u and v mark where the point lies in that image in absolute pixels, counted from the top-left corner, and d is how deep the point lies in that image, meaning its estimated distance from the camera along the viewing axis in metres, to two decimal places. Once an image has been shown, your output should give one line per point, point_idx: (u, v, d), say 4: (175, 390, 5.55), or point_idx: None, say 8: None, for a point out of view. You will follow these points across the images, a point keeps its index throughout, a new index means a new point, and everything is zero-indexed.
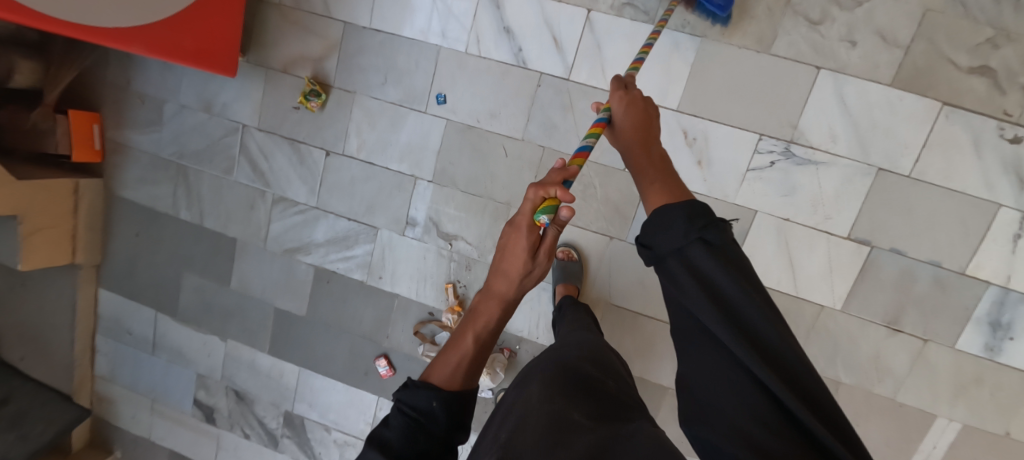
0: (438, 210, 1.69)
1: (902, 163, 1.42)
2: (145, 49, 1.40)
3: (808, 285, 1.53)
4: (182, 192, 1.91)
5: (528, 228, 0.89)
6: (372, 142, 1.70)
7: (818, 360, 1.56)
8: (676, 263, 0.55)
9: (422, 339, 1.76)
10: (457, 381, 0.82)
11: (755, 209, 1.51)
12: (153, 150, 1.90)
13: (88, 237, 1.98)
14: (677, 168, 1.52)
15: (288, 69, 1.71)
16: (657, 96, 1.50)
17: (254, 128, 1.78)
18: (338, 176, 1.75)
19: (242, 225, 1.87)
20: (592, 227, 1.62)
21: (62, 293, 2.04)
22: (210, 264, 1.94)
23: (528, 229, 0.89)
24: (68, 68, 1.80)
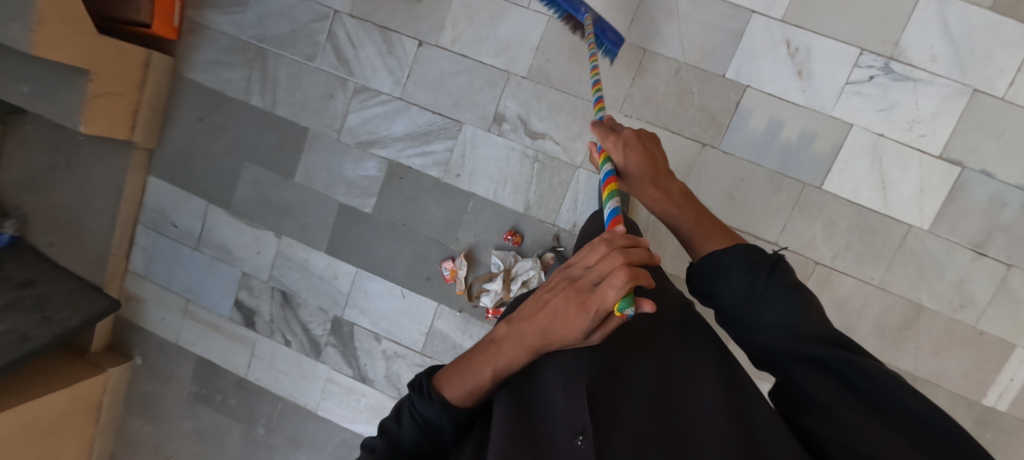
0: (528, 108, 1.68)
1: (998, 86, 1.47)
2: None
3: (897, 204, 1.54)
4: (256, 76, 1.85)
5: (596, 316, 0.63)
6: (467, 36, 1.69)
7: (901, 283, 1.57)
8: (761, 290, 0.73)
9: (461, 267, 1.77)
10: (465, 408, 0.72)
11: (852, 123, 1.53)
12: (232, 33, 1.85)
13: (148, 117, 1.90)
14: (777, 78, 1.55)
15: None
16: (764, 5, 1.53)
17: (345, 15, 1.76)
18: (427, 68, 1.73)
19: (316, 114, 1.82)
20: (686, 133, 1.60)
21: (108, 175, 1.93)
22: (275, 153, 1.88)
23: (594, 316, 0.63)
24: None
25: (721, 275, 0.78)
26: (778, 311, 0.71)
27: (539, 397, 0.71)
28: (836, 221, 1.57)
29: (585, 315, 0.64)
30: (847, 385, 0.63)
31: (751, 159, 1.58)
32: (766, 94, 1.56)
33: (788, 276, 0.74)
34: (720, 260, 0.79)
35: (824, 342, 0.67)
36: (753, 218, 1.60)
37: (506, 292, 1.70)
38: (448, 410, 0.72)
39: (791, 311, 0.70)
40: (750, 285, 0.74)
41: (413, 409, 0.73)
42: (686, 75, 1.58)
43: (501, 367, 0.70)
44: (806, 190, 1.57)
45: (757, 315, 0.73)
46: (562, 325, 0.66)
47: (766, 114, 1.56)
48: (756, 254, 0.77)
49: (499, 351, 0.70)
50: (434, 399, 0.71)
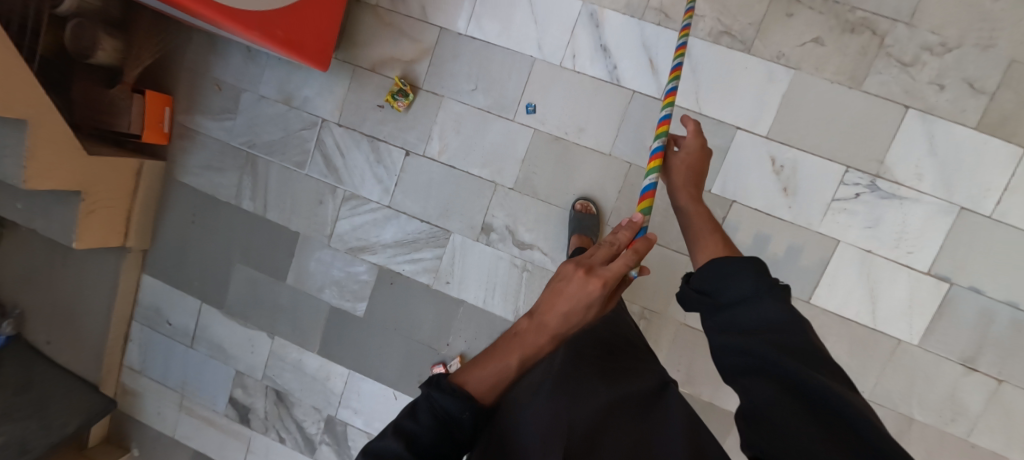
0: (516, 218, 1.68)
1: (985, 204, 1.46)
2: (263, 36, 1.35)
3: (886, 318, 1.53)
4: (247, 181, 1.86)
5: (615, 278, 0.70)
6: (455, 146, 1.70)
7: (892, 396, 1.56)
8: (756, 291, 0.67)
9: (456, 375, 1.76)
10: (488, 403, 0.62)
11: (838, 238, 1.53)
12: (223, 138, 1.86)
13: (141, 221, 1.91)
14: (762, 193, 1.55)
15: (377, 68, 1.72)
16: (747, 122, 1.54)
17: (333, 124, 1.77)
18: (416, 177, 1.74)
19: (306, 219, 1.83)
20: (673, 246, 1.62)
21: (104, 275, 1.94)
22: (266, 255, 1.88)
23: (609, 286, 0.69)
24: (142, 58, 1.80)
25: (727, 274, 0.72)
26: (767, 315, 0.64)
27: (528, 433, 0.62)
28: (825, 335, 1.56)
29: (604, 283, 0.69)
30: (799, 384, 0.53)
31: None
32: (752, 209, 1.56)
33: (783, 294, 0.67)
34: (725, 262, 0.74)
35: (826, 370, 0.57)
36: None
37: None
38: (471, 404, 0.60)
39: (778, 322, 0.63)
40: (755, 284, 0.68)
41: (431, 400, 0.60)
42: None
43: (529, 355, 0.66)
44: (794, 304, 1.57)
45: (743, 318, 0.66)
46: (581, 291, 0.68)
47: (753, 229, 1.56)
48: (764, 268, 0.70)
49: (522, 338, 0.67)
50: (455, 390, 0.60)
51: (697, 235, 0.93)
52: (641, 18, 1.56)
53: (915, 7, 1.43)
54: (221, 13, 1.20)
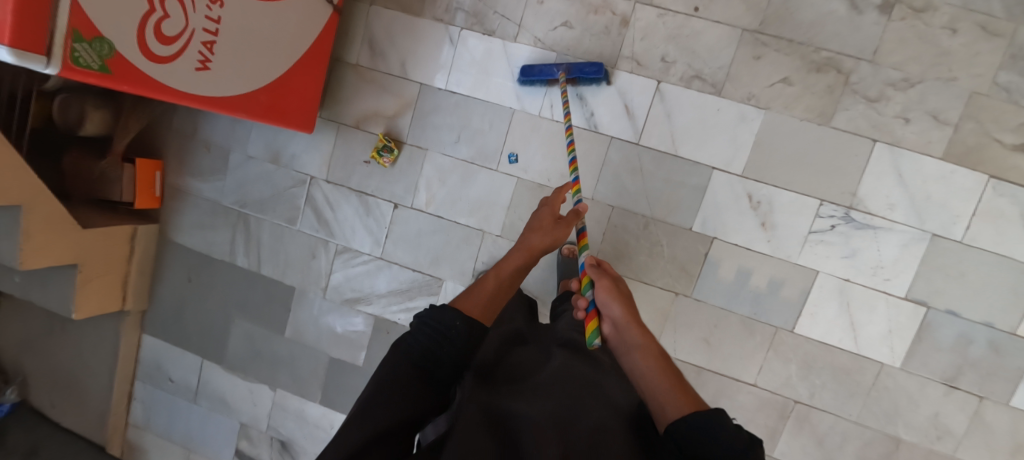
0: None
1: (955, 230, 1.52)
2: (248, 114, 1.40)
3: (868, 344, 1.58)
4: (240, 239, 1.89)
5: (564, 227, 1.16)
6: (442, 197, 1.73)
7: (878, 417, 1.61)
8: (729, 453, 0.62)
9: None
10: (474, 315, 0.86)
11: (817, 269, 1.58)
12: (214, 198, 1.89)
13: (138, 283, 1.93)
14: (742, 229, 1.59)
15: (361, 125, 1.75)
16: (723, 162, 1.58)
17: (322, 180, 1.80)
18: (405, 228, 1.77)
19: (301, 273, 1.86)
20: (659, 283, 1.65)
21: (104, 337, 1.98)
22: (263, 309, 1.91)
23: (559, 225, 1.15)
24: (137, 120, 1.76)
25: (694, 428, 0.65)
26: None
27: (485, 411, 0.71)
28: (810, 362, 1.61)
29: (553, 228, 1.14)
30: None
31: (725, 305, 1.63)
32: (733, 245, 1.60)
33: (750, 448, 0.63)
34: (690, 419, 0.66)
35: None
36: (729, 361, 1.64)
37: None
38: (459, 318, 0.78)
39: None
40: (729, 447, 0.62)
41: (431, 315, 0.79)
42: (655, 229, 1.63)
43: (499, 279, 0.97)
44: (779, 334, 1.62)
45: None
46: (538, 235, 1.12)
47: (735, 264, 1.61)
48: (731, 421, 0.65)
49: (502, 267, 1.01)
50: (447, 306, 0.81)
51: (629, 349, 0.88)
52: (615, 67, 1.60)
53: (878, 45, 1.48)
54: (205, 102, 1.25)
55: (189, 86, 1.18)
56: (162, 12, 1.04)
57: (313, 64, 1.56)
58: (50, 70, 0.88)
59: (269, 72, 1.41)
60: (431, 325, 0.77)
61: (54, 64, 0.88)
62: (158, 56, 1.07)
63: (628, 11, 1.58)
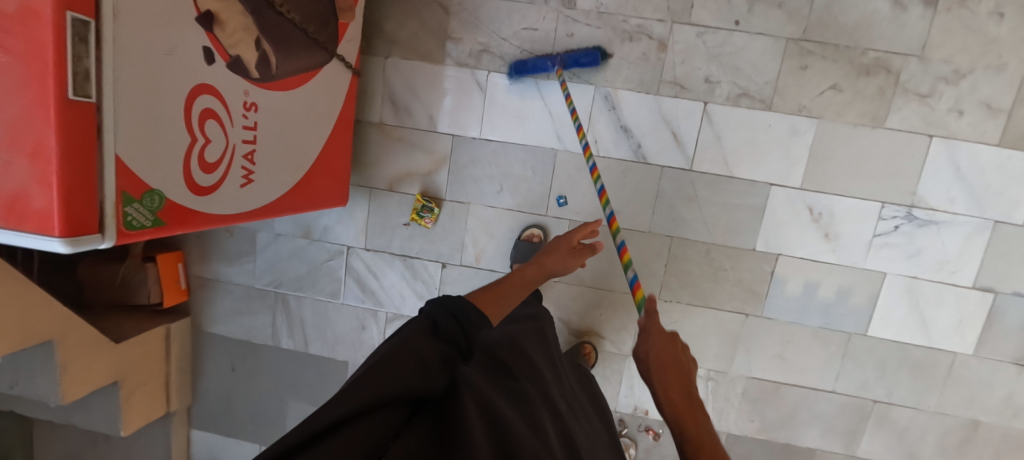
0: (567, 309, 1.66)
1: (1016, 215, 1.51)
2: (292, 210, 1.27)
3: (940, 337, 1.58)
4: (281, 320, 1.80)
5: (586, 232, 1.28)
6: (491, 250, 1.65)
7: (957, 406, 1.62)
8: None
9: None
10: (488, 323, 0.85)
11: (885, 271, 1.56)
12: (246, 281, 1.78)
13: (179, 381, 1.83)
14: (806, 242, 1.56)
15: (394, 186, 1.65)
16: (780, 177, 1.54)
17: (360, 249, 1.71)
18: (457, 286, 1.69)
19: (352, 346, 1.78)
20: (727, 307, 1.61)
21: (154, 441, 1.89)
22: (317, 387, 1.83)
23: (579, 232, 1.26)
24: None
25: None
26: None
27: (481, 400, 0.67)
28: (885, 363, 1.61)
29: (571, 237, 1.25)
30: None
31: (796, 320, 1.60)
32: (798, 259, 1.57)
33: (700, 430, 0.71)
34: None
35: None
36: (805, 372, 1.64)
37: None
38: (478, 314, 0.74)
39: None
40: None
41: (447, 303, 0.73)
42: (717, 254, 1.59)
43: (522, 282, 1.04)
44: (852, 340, 1.61)
45: None
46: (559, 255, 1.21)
47: (802, 278, 1.58)
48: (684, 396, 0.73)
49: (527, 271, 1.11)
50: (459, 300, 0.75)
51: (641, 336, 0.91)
52: (656, 93, 1.52)
53: (926, 40, 1.43)
54: (253, 214, 1.12)
55: (235, 204, 1.04)
56: (202, 138, 0.90)
57: (344, 135, 1.42)
58: (108, 244, 0.75)
59: (305, 161, 1.27)
60: (455, 311, 0.71)
61: (109, 237, 0.75)
62: (205, 186, 0.93)
63: (665, 33, 1.49)
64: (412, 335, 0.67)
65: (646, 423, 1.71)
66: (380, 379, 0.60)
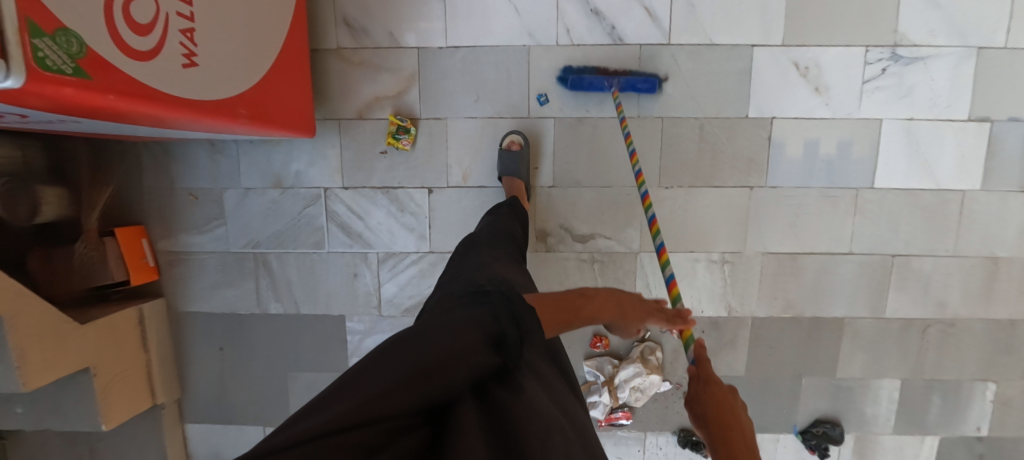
0: (568, 215, 1.58)
1: (998, 36, 1.48)
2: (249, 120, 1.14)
3: (947, 176, 1.55)
4: (265, 284, 1.65)
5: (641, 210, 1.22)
6: (478, 165, 1.56)
7: (973, 244, 1.59)
8: None
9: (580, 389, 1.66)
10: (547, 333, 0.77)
11: (880, 117, 1.52)
12: (220, 249, 1.63)
13: (163, 373, 1.66)
14: (797, 101, 1.51)
15: (364, 114, 1.54)
16: (760, 37, 1.49)
17: (338, 189, 1.59)
18: (449, 211, 1.59)
19: (346, 299, 1.65)
20: (731, 183, 1.55)
21: (145, 445, 1.70)
22: (317, 352, 1.69)
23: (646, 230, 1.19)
24: (105, 178, 1.58)
25: None
26: None
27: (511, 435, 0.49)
28: (898, 213, 1.57)
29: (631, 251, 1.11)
30: None
31: (801, 184, 1.55)
32: (793, 119, 1.52)
33: None
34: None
35: None
36: (821, 237, 1.58)
37: (615, 401, 1.62)
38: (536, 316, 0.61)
39: None
40: None
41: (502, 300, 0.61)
42: (711, 129, 1.53)
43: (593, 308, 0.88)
44: (861, 194, 1.56)
45: None
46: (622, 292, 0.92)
47: (800, 139, 1.53)
48: None
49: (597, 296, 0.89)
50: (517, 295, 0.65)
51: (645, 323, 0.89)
52: None
53: None
54: (204, 110, 0.98)
55: (185, 89, 0.92)
56: None
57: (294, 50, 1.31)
58: (13, 83, 0.61)
59: (256, 63, 1.14)
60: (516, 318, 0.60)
61: (15, 73, 0.60)
62: (145, 52, 0.81)
63: None
64: (467, 336, 0.52)
65: None
66: (409, 383, 0.46)
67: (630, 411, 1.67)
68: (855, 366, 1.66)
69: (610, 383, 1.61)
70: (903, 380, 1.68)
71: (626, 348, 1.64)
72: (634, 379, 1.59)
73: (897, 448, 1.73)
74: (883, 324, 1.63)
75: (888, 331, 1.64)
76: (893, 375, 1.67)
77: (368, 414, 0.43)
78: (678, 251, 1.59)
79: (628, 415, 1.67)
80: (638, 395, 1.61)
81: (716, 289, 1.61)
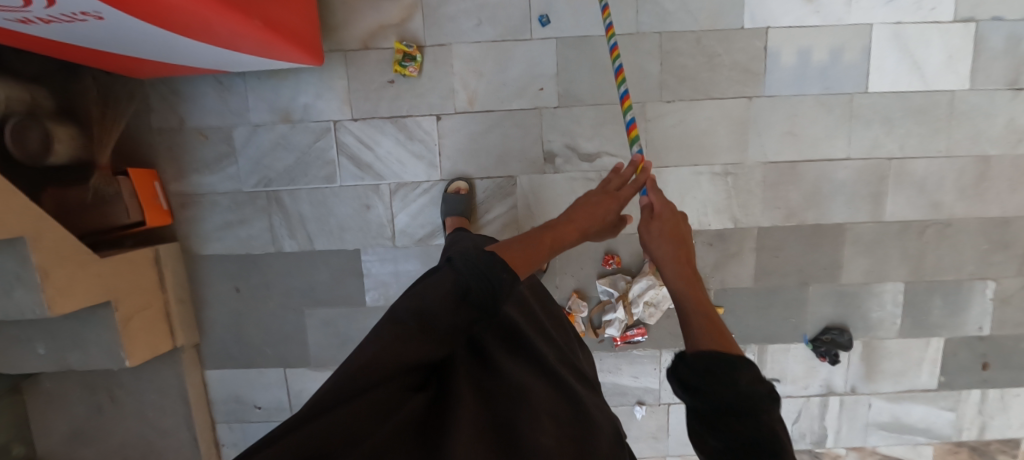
0: (574, 135, 1.61)
1: None
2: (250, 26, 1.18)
3: (935, 77, 1.60)
4: (278, 221, 1.66)
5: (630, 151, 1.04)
6: (484, 89, 1.59)
7: (965, 144, 1.64)
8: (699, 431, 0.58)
9: (595, 308, 1.70)
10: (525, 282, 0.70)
11: (869, 22, 1.57)
12: (232, 188, 1.65)
13: (180, 315, 1.67)
14: (789, 9, 1.55)
15: (369, 43, 1.56)
16: None
17: (347, 120, 1.61)
18: (456, 137, 1.61)
19: (359, 232, 1.66)
20: (730, 94, 1.59)
21: (166, 390, 1.71)
22: (333, 288, 1.70)
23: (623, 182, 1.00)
24: (113, 125, 1.61)
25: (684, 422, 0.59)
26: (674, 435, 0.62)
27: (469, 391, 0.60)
28: (891, 116, 1.62)
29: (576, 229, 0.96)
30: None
31: (796, 92, 1.60)
32: (786, 28, 1.56)
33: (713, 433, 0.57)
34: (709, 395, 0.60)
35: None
36: (819, 144, 1.63)
37: (630, 316, 1.66)
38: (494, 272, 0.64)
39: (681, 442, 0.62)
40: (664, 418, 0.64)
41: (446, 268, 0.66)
42: (708, 40, 1.57)
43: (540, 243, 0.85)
44: (855, 99, 1.61)
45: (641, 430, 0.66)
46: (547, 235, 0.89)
47: (794, 47, 1.57)
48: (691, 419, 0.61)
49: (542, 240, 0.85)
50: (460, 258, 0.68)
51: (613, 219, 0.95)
52: None
53: None
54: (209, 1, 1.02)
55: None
56: None
57: None
58: None
59: None
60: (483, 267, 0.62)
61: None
62: None
63: None
64: (431, 304, 0.60)
65: None
66: (394, 362, 0.54)
67: (645, 329, 1.70)
68: (859, 270, 1.71)
69: (624, 297, 1.65)
70: (904, 283, 1.73)
71: (637, 265, 1.68)
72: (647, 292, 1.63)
73: (903, 351, 1.77)
74: (882, 228, 1.68)
75: (888, 234, 1.69)
76: (895, 278, 1.71)
77: (371, 384, 0.52)
78: (683, 165, 1.63)
79: (644, 332, 1.68)
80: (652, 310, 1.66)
81: (721, 201, 1.65)
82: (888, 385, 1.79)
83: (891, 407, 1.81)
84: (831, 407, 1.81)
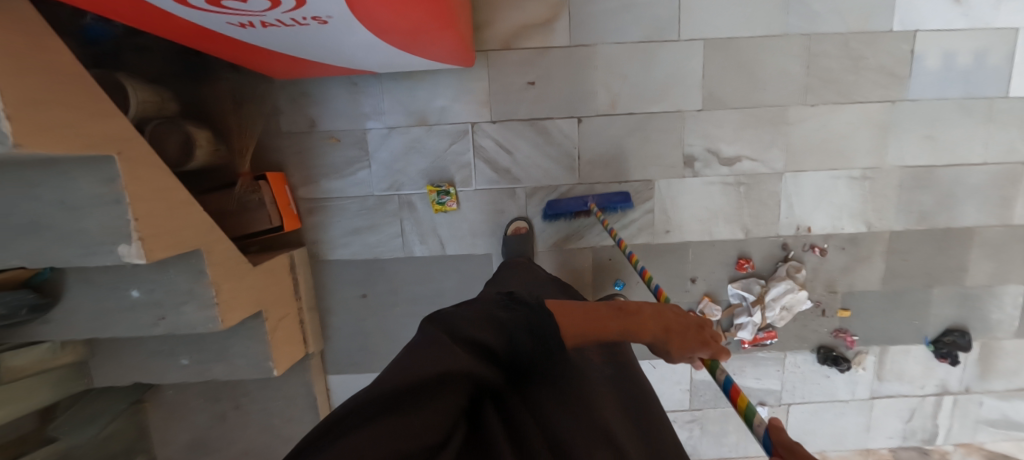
0: (715, 139, 1.60)
1: None
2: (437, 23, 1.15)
3: None
4: (410, 226, 1.64)
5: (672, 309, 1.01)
6: (626, 91, 1.56)
7: None
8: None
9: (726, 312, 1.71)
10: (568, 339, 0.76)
11: (1015, 26, 1.56)
12: (362, 192, 1.61)
13: (310, 322, 1.65)
14: (939, 12, 1.54)
15: (511, 44, 1.52)
16: None
17: (485, 123, 1.57)
18: (596, 140, 1.58)
19: (491, 237, 1.64)
20: (873, 98, 1.59)
21: (293, 396, 1.70)
22: (462, 292, 1.69)
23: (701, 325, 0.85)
24: (247, 127, 1.55)
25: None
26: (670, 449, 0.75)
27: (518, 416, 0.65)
28: None
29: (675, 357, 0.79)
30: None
31: (937, 96, 1.60)
32: (933, 32, 1.55)
33: None
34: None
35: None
36: (955, 149, 1.63)
37: (763, 321, 1.66)
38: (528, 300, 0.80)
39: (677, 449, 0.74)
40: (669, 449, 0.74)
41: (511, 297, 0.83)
42: (855, 43, 1.55)
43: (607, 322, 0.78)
44: (994, 104, 1.61)
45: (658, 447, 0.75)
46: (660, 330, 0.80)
47: (940, 50, 1.56)
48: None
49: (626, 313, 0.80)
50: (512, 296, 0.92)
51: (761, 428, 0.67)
52: None
53: None
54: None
55: None
56: None
57: None
58: None
59: None
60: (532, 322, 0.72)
61: None
62: None
63: None
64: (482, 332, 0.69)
65: (810, 241, 1.68)
66: (451, 368, 0.61)
67: (774, 331, 1.71)
68: (984, 272, 1.73)
69: (761, 301, 1.63)
70: None
71: (769, 269, 1.69)
72: (785, 296, 1.63)
73: (1019, 352, 1.80)
74: (1009, 231, 1.70)
75: (1015, 237, 1.70)
76: (1017, 280, 1.74)
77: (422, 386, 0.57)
78: (820, 170, 1.63)
79: (774, 335, 1.70)
80: (785, 313, 1.65)
81: (856, 204, 1.65)
82: (1001, 384, 1.83)
83: (1001, 405, 1.86)
84: (945, 406, 1.85)
